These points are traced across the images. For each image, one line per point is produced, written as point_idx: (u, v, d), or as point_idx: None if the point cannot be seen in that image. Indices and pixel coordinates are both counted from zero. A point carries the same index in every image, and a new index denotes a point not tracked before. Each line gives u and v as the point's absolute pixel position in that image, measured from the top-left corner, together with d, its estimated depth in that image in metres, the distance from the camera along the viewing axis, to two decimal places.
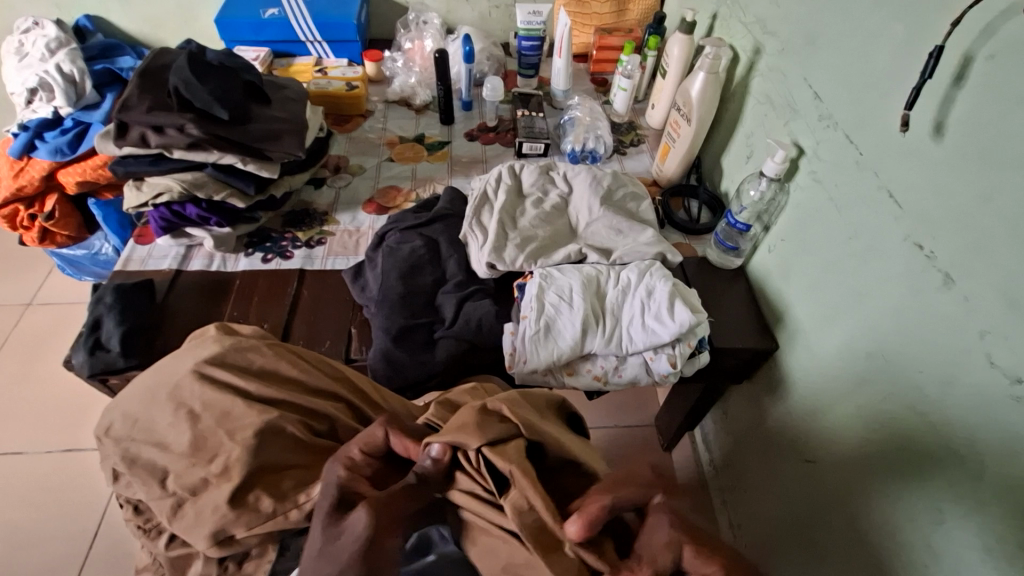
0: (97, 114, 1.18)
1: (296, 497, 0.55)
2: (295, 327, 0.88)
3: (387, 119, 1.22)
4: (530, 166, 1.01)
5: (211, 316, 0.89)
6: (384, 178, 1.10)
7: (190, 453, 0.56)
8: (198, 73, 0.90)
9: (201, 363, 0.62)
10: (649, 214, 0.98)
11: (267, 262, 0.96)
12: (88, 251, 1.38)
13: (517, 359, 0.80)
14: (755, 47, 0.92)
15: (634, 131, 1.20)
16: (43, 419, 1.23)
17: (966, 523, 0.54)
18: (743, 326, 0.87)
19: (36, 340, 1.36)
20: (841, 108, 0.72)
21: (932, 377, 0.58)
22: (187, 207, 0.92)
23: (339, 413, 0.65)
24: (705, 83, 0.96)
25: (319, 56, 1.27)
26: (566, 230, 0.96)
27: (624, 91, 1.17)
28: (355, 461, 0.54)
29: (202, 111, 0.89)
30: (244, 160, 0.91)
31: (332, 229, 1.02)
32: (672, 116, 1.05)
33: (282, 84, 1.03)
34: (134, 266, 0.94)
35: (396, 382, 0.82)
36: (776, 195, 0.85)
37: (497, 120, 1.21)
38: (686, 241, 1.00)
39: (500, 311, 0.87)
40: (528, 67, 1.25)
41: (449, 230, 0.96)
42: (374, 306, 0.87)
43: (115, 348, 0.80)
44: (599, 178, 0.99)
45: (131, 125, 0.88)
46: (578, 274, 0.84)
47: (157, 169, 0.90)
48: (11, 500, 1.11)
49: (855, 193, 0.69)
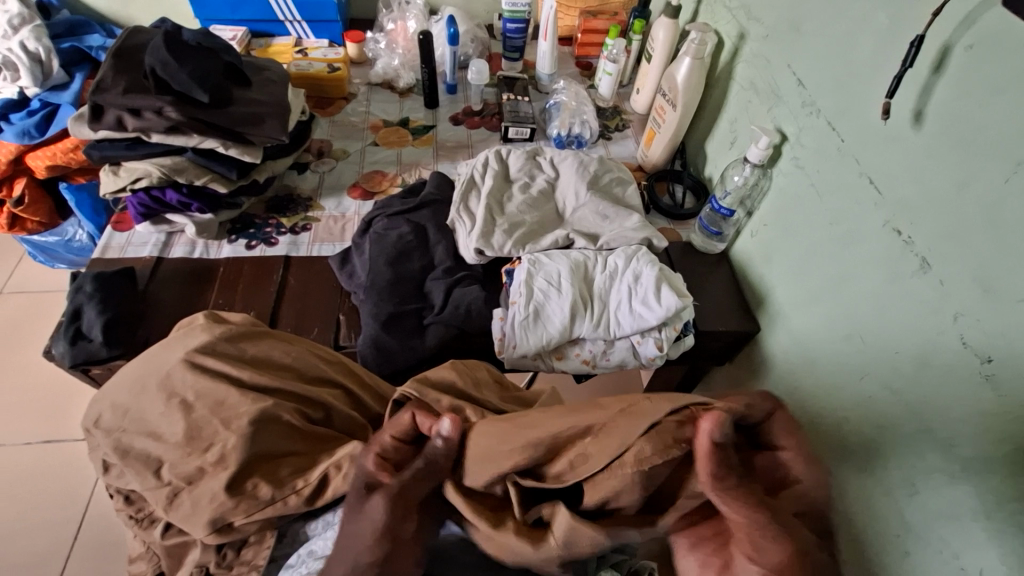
0: (66, 95, 1.14)
1: (295, 483, 0.56)
2: (282, 314, 0.88)
3: (370, 102, 1.20)
4: (516, 151, 1.01)
5: (196, 305, 0.87)
6: (369, 163, 1.08)
7: (185, 442, 0.56)
8: (176, 53, 0.87)
9: (192, 353, 0.61)
10: (634, 199, 0.99)
11: (251, 249, 0.95)
12: (60, 238, 1.34)
13: (507, 344, 0.81)
14: (739, 33, 0.93)
15: (619, 116, 1.20)
16: (21, 408, 1.20)
17: (939, 493, 0.57)
18: (727, 310, 0.89)
19: (10, 329, 1.32)
20: (824, 95, 0.73)
21: (908, 358, 0.61)
22: (167, 193, 0.90)
23: (335, 400, 0.65)
24: (691, 69, 0.96)
25: (298, 36, 1.23)
26: (552, 215, 0.96)
27: (609, 76, 1.16)
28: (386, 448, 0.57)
29: (181, 94, 0.87)
30: (226, 144, 0.89)
31: (318, 215, 1.01)
32: (658, 101, 1.05)
33: (262, 66, 1.00)
34: (113, 253, 0.91)
35: (386, 368, 0.82)
36: (759, 181, 0.87)
37: (482, 103, 1.20)
38: (670, 226, 1.01)
39: (489, 297, 0.87)
40: (513, 50, 1.23)
41: (437, 216, 0.95)
42: (363, 293, 0.87)
43: (97, 338, 0.79)
44: (585, 164, 0.99)
45: (106, 108, 0.85)
46: (567, 259, 0.85)
47: (135, 154, 0.88)
48: None
49: (836, 179, 0.71)
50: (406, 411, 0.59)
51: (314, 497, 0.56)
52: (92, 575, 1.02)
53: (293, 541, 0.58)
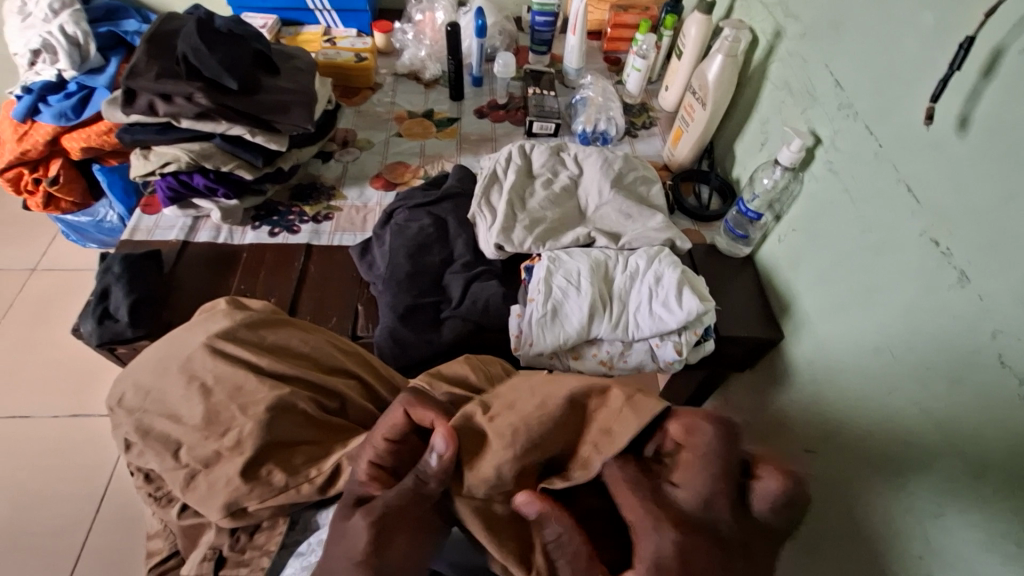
0: (101, 78, 1.17)
1: (308, 471, 0.56)
2: (301, 301, 0.89)
3: (395, 93, 1.20)
4: (540, 147, 1.00)
5: (219, 289, 0.89)
6: (392, 154, 1.08)
7: (203, 426, 0.57)
8: (207, 40, 0.88)
9: (213, 337, 0.62)
10: (659, 199, 0.97)
11: (274, 236, 0.96)
12: (92, 219, 1.38)
13: (523, 341, 0.80)
14: (775, 30, 0.90)
15: (646, 113, 1.17)
16: (51, 383, 1.24)
17: (966, 516, 0.55)
18: (750, 315, 0.87)
19: (42, 305, 1.36)
20: (863, 97, 0.70)
21: (940, 374, 0.58)
22: (195, 177, 0.91)
23: (351, 390, 0.65)
24: (723, 67, 0.93)
25: (327, 25, 1.24)
26: (574, 213, 0.95)
27: (638, 72, 1.13)
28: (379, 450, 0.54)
29: (211, 81, 0.88)
30: (253, 132, 0.90)
31: (340, 205, 1.01)
32: (687, 99, 1.03)
33: (291, 55, 1.01)
34: (141, 236, 0.93)
35: (402, 360, 0.82)
36: (789, 184, 0.84)
37: (507, 97, 1.19)
38: (694, 228, 0.99)
39: (507, 293, 0.87)
40: (541, 44, 1.21)
41: (458, 210, 0.95)
42: (382, 284, 0.87)
43: (124, 318, 0.81)
44: (610, 161, 0.97)
45: (139, 92, 0.87)
46: (587, 258, 0.84)
47: (165, 138, 0.89)
48: (19, 463, 1.13)
49: (871, 185, 0.69)
50: (399, 408, 0.55)
51: (326, 487, 0.56)
52: (113, 548, 1.06)
53: (304, 529, 0.59)
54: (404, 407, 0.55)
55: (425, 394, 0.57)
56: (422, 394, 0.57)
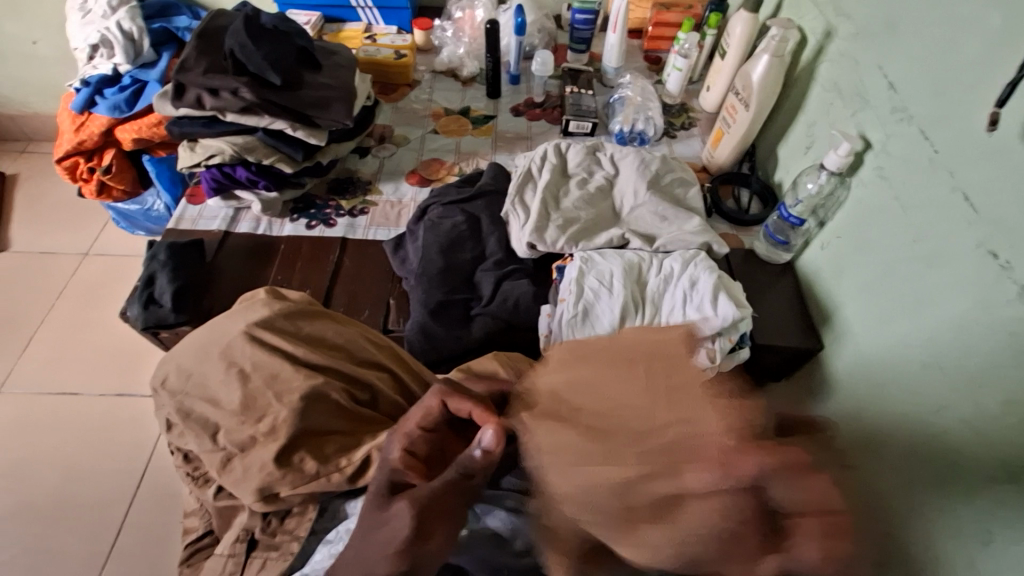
0: (153, 72, 1.21)
1: (338, 461, 0.57)
2: (335, 294, 0.90)
3: (433, 90, 1.20)
4: (576, 146, 0.99)
5: (257, 279, 0.91)
6: (428, 151, 1.09)
7: (240, 411, 0.58)
8: (254, 36, 0.91)
9: (252, 326, 0.64)
10: (696, 202, 0.95)
11: (311, 228, 0.98)
12: (141, 207, 1.43)
13: (552, 341, 0.80)
14: (826, 30, 0.86)
15: (686, 113, 1.15)
16: (98, 363, 1.30)
17: (1016, 547, 0.52)
18: (787, 323, 0.84)
19: (92, 288, 1.43)
20: (918, 101, 0.67)
21: (994, 395, 0.55)
22: (238, 170, 0.94)
23: (383, 383, 0.66)
24: (769, 67, 0.90)
25: (368, 22, 1.25)
26: (609, 214, 0.94)
27: (678, 71, 1.11)
28: (413, 437, 0.55)
29: (256, 76, 0.90)
30: (294, 126, 0.92)
31: (375, 199, 1.02)
32: (729, 99, 1.00)
33: (332, 51, 1.02)
34: (186, 225, 0.96)
35: (432, 355, 0.83)
36: (835, 190, 0.81)
37: (544, 95, 1.18)
38: (732, 232, 0.96)
39: (538, 292, 0.87)
40: (580, 42, 1.20)
41: (491, 207, 0.95)
42: (414, 279, 0.88)
43: (167, 304, 0.84)
44: (647, 162, 0.96)
45: (188, 86, 0.90)
46: (620, 260, 0.83)
47: (211, 131, 0.92)
48: (67, 437, 1.19)
49: (923, 193, 0.66)
50: (434, 397, 0.57)
51: (355, 477, 0.58)
52: (149, 524, 1.10)
53: (332, 517, 0.59)
54: (439, 397, 0.57)
55: (457, 386, 0.59)
56: (457, 386, 0.59)
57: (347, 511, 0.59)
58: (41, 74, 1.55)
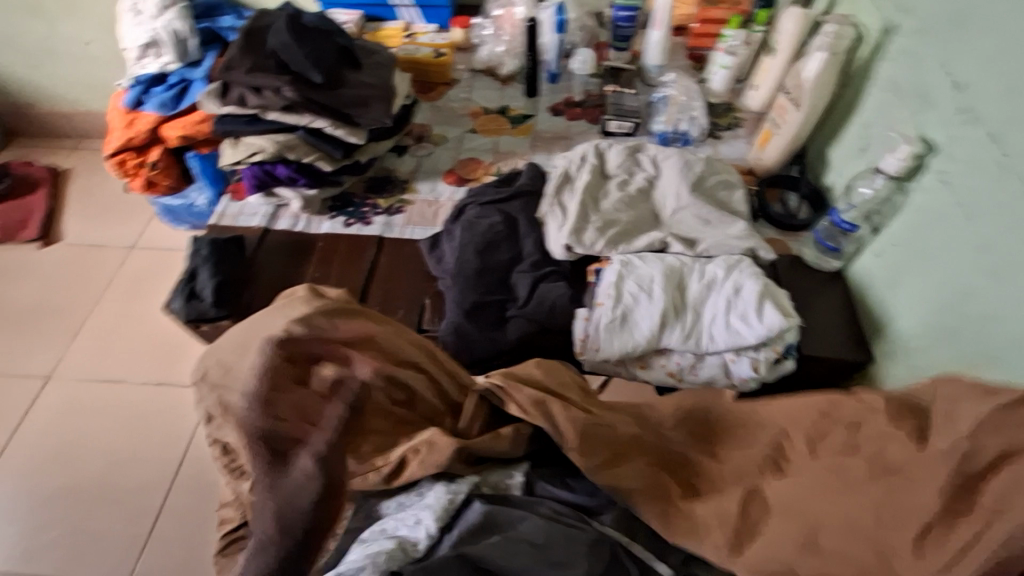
0: (199, 71, 1.25)
1: (374, 461, 0.59)
2: (371, 291, 0.91)
3: (472, 89, 1.20)
4: (617, 146, 0.96)
5: (296, 275, 0.92)
6: (465, 150, 1.09)
7: None
8: (298, 36, 0.92)
9: (290, 322, 0.64)
10: (741, 205, 0.92)
11: (348, 226, 0.98)
12: (184, 202, 1.47)
13: (588, 346, 0.78)
14: (886, 26, 0.82)
15: (731, 113, 1.11)
16: (142, 353, 1.34)
17: None
18: (836, 334, 0.80)
19: (138, 280, 1.48)
20: (986, 101, 0.63)
21: None
22: (278, 168, 0.96)
23: (420, 384, 0.66)
24: (823, 65, 0.86)
25: (408, 21, 1.26)
26: (648, 216, 0.91)
27: (725, 70, 1.09)
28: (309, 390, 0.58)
29: (299, 75, 0.91)
30: (334, 125, 0.92)
31: (412, 198, 1.02)
32: (779, 100, 0.96)
33: (372, 49, 1.01)
34: (227, 221, 0.98)
35: (466, 356, 0.82)
36: (892, 195, 0.77)
37: (584, 95, 1.16)
38: (779, 238, 0.92)
39: (574, 295, 0.85)
40: (622, 40, 1.16)
41: (529, 208, 0.93)
42: (450, 279, 0.88)
43: (208, 298, 0.87)
44: (690, 163, 0.93)
45: (233, 85, 0.91)
46: (660, 264, 0.81)
47: (252, 129, 0.93)
48: (112, 424, 1.23)
49: (991, 199, 0.61)
50: (340, 351, 0.63)
51: (391, 477, 0.59)
52: (187, 510, 1.13)
53: (367, 516, 0.60)
54: (335, 350, 0.63)
55: (353, 343, 0.65)
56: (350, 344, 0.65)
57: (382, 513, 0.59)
58: (94, 72, 1.61)
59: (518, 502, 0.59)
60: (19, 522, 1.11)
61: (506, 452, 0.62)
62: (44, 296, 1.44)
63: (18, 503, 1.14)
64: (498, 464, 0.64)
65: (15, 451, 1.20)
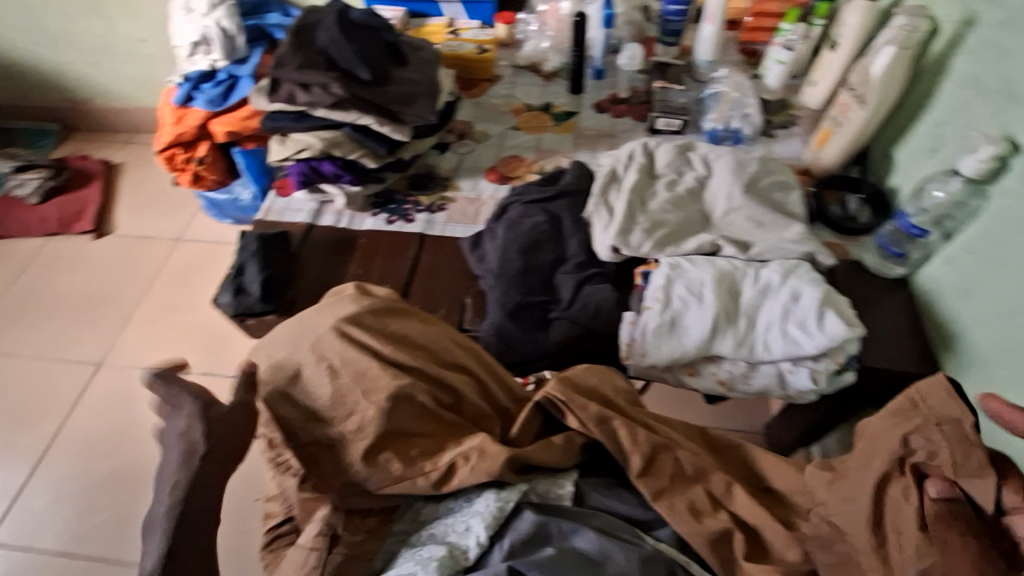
0: (246, 68, 1.27)
1: (423, 464, 0.58)
2: (413, 289, 0.91)
3: (514, 85, 1.18)
4: (666, 145, 0.93)
5: (339, 272, 0.93)
6: (508, 147, 1.07)
7: (329, 406, 0.59)
8: (347, 33, 0.93)
9: (340, 321, 0.64)
10: (798, 207, 0.87)
11: (391, 223, 0.98)
12: (229, 197, 1.50)
13: (634, 351, 0.76)
14: (965, 18, 0.76)
15: (785, 110, 1.06)
16: (188, 343, 1.38)
17: None
18: (899, 346, 0.76)
19: (184, 271, 1.52)
20: None
21: None
22: (324, 164, 0.97)
23: (465, 386, 0.65)
24: (893, 60, 0.81)
25: (451, 16, 1.25)
26: (698, 217, 0.88)
27: (781, 64, 1.05)
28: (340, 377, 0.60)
29: (347, 72, 0.92)
30: (380, 122, 0.93)
31: (454, 196, 1.02)
32: (842, 96, 0.91)
33: (417, 46, 1.01)
34: (274, 216, 1.00)
35: (508, 357, 0.81)
36: (969, 199, 0.72)
37: (630, 91, 1.13)
38: (837, 241, 0.87)
39: (620, 298, 0.82)
40: (671, 35, 1.13)
41: (574, 207, 0.91)
42: (492, 278, 0.86)
43: (255, 292, 0.88)
44: (743, 163, 0.89)
45: (282, 82, 0.92)
46: (712, 268, 0.78)
47: (299, 126, 0.94)
48: (159, 411, 1.27)
49: None
50: (356, 331, 0.64)
51: (440, 483, 0.58)
52: None
53: (414, 519, 0.59)
54: (352, 330, 0.64)
55: (371, 322, 0.66)
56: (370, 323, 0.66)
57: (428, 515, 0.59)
58: (146, 69, 1.66)
59: (571, 512, 0.59)
60: (71, 504, 1.16)
61: (556, 461, 0.61)
62: (97, 285, 1.49)
63: (71, 484, 1.18)
64: (547, 472, 0.62)
65: (69, 435, 1.25)
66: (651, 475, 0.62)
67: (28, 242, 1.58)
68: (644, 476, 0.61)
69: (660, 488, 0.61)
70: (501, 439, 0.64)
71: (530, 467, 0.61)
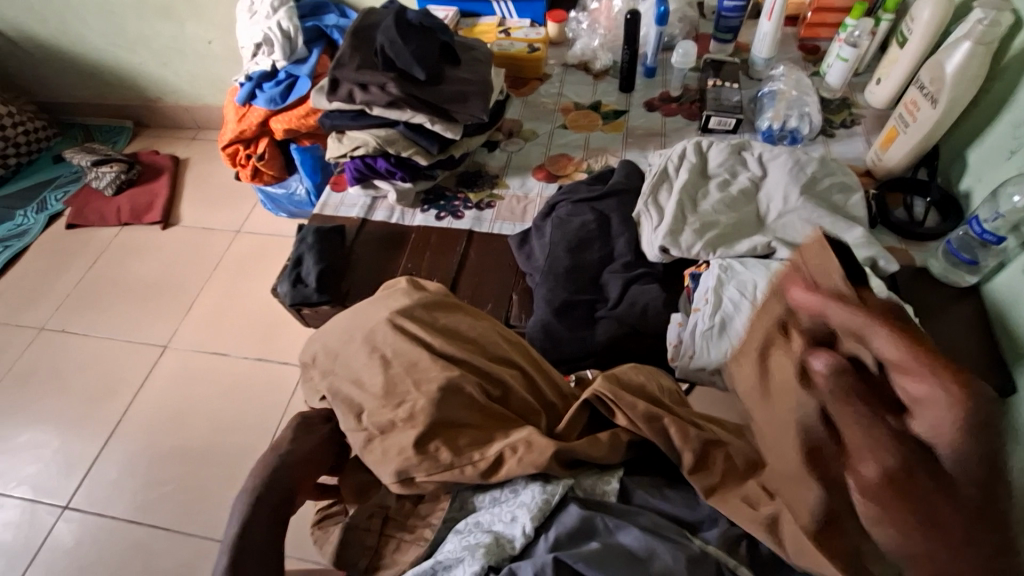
0: (304, 68, 1.32)
1: (471, 454, 0.58)
2: (460, 285, 0.92)
3: (564, 83, 1.18)
4: (719, 145, 0.92)
5: (391, 265, 0.96)
6: (556, 146, 1.08)
7: (383, 395, 0.61)
8: (403, 33, 0.95)
9: (395, 314, 0.67)
10: (859, 210, 0.84)
11: (440, 220, 1.00)
12: (286, 192, 1.54)
13: (682, 353, 0.76)
14: None
15: (847, 109, 1.02)
16: (244, 330, 1.45)
17: None
18: (968, 358, 0.72)
19: (242, 262, 1.59)
20: None
21: None
22: (378, 161, 0.99)
23: (514, 380, 0.66)
24: (969, 57, 0.77)
25: (503, 16, 1.26)
26: (752, 218, 0.86)
27: (844, 62, 1.00)
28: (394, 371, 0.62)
29: (403, 71, 0.94)
30: (433, 120, 0.95)
31: (502, 193, 1.03)
32: (910, 94, 0.87)
33: (470, 46, 1.03)
34: (329, 211, 1.03)
35: (553, 354, 0.81)
36: None
37: (682, 89, 1.11)
38: (900, 246, 0.85)
39: (668, 298, 0.82)
40: (726, 31, 1.11)
41: (623, 207, 0.91)
42: (539, 276, 0.87)
43: (312, 283, 0.91)
44: (802, 163, 0.86)
45: (342, 81, 0.96)
46: (766, 271, 0.76)
47: (357, 124, 0.97)
48: (217, 394, 1.34)
49: None
50: (410, 325, 0.66)
51: (488, 473, 0.58)
52: None
53: (461, 508, 0.61)
54: (406, 323, 0.66)
55: (421, 317, 0.68)
56: (423, 319, 0.68)
57: (476, 503, 0.60)
58: (212, 69, 1.76)
59: (617, 510, 0.59)
60: (137, 476, 1.24)
61: (603, 458, 0.61)
62: (163, 273, 1.59)
63: (137, 458, 1.27)
64: (593, 468, 0.63)
65: (137, 412, 1.34)
66: (702, 472, 0.60)
67: (104, 231, 1.70)
68: (695, 473, 0.60)
69: (711, 485, 0.59)
70: (547, 434, 0.64)
71: (577, 463, 0.62)
